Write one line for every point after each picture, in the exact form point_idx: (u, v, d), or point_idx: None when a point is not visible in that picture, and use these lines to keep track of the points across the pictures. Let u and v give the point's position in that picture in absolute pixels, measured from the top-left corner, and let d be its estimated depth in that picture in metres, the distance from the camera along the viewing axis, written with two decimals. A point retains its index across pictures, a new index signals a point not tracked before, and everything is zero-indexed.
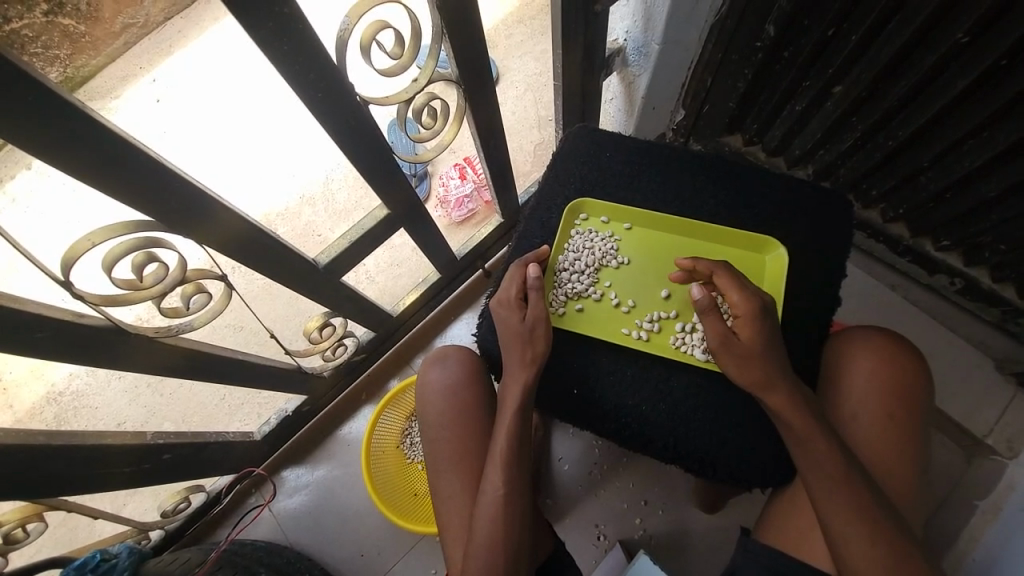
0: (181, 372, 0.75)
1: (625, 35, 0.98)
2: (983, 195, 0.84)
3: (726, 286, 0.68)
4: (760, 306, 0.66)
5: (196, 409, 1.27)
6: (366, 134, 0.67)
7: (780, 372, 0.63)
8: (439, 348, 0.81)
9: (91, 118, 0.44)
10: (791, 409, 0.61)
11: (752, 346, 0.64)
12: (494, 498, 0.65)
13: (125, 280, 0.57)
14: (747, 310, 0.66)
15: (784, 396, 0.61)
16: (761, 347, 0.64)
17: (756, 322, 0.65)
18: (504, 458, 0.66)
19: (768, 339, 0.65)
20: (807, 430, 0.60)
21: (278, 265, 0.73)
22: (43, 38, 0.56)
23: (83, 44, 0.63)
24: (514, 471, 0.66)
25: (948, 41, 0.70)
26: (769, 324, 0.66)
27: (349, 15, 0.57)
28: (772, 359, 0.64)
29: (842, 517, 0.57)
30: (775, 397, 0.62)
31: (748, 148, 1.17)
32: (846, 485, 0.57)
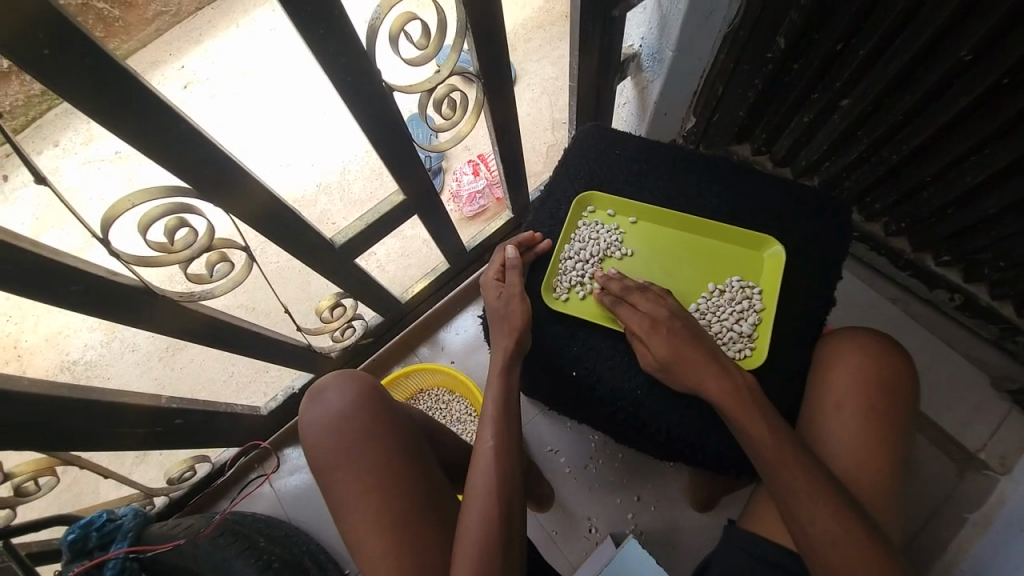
0: (199, 338, 0.78)
1: (641, 41, 1.02)
2: (984, 212, 0.86)
3: (625, 310, 0.73)
4: (648, 324, 0.70)
5: (205, 385, 1.31)
6: (390, 120, 0.71)
7: (702, 367, 0.66)
8: (312, 386, 0.75)
9: (134, 79, 0.47)
10: (724, 388, 0.64)
11: (669, 356, 0.67)
12: (488, 449, 0.62)
13: (157, 243, 0.61)
14: (641, 331, 0.70)
15: (720, 377, 0.65)
16: (671, 361, 0.67)
17: (657, 331, 0.69)
18: (495, 412, 0.66)
19: (680, 349, 0.67)
20: (752, 406, 0.62)
21: (298, 241, 0.77)
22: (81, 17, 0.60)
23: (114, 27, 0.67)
24: (501, 425, 0.65)
25: (952, 58, 0.73)
26: (675, 327, 0.69)
27: (381, 6, 0.60)
28: (688, 367, 0.66)
29: (794, 492, 0.56)
30: (709, 380, 0.65)
31: (755, 157, 1.20)
32: (798, 461, 0.57)
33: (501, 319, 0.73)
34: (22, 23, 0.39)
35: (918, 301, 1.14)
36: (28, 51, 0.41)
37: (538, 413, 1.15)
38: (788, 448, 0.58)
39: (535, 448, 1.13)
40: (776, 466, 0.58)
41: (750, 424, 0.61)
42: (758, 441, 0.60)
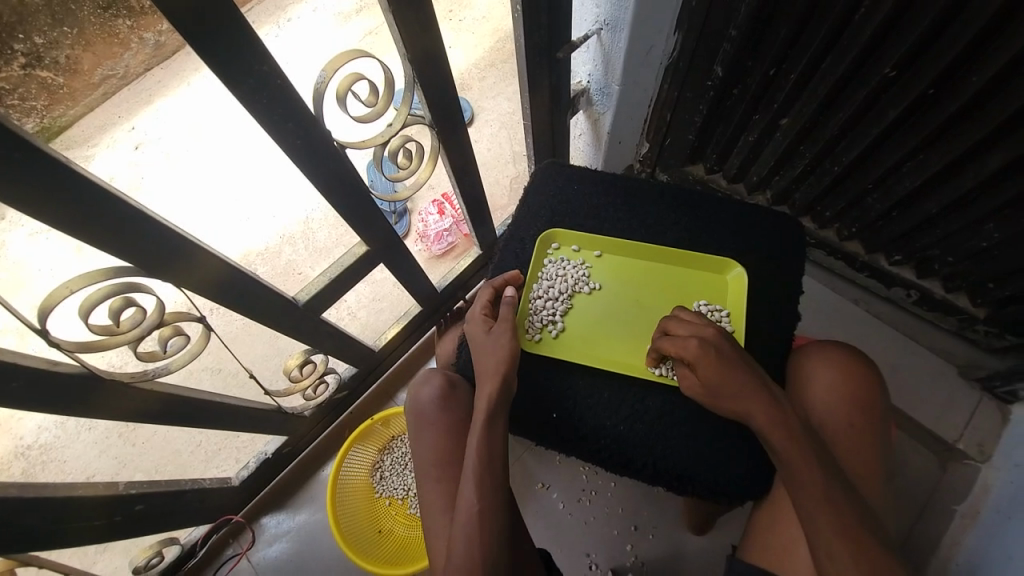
0: (156, 417, 0.73)
1: (588, 77, 1.06)
2: (926, 211, 0.91)
3: (665, 345, 0.71)
4: (698, 346, 0.68)
5: (171, 458, 1.24)
6: (345, 178, 0.71)
7: (756, 398, 0.64)
8: (427, 370, 0.79)
9: (58, 160, 0.44)
10: (776, 419, 0.62)
11: (719, 387, 0.66)
12: (469, 515, 0.61)
13: (100, 326, 0.57)
14: (693, 356, 0.68)
15: (771, 405, 0.63)
16: (727, 384, 0.65)
17: (707, 363, 0.67)
18: (475, 472, 0.63)
19: (733, 371, 0.66)
20: (790, 437, 0.61)
21: (256, 304, 0.73)
22: (23, 91, 0.60)
23: (60, 95, 0.66)
24: (489, 484, 0.63)
25: (877, 75, 0.77)
26: (725, 358, 0.67)
27: (325, 69, 0.60)
28: (750, 385, 0.65)
29: (826, 528, 0.57)
30: (757, 409, 0.64)
31: (710, 176, 1.24)
32: (828, 493, 0.58)
33: (483, 360, 0.70)
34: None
35: (878, 299, 1.19)
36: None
37: (525, 451, 1.12)
38: (820, 480, 0.59)
39: (526, 487, 1.09)
40: (810, 501, 0.58)
41: (796, 457, 0.60)
42: (796, 475, 0.60)
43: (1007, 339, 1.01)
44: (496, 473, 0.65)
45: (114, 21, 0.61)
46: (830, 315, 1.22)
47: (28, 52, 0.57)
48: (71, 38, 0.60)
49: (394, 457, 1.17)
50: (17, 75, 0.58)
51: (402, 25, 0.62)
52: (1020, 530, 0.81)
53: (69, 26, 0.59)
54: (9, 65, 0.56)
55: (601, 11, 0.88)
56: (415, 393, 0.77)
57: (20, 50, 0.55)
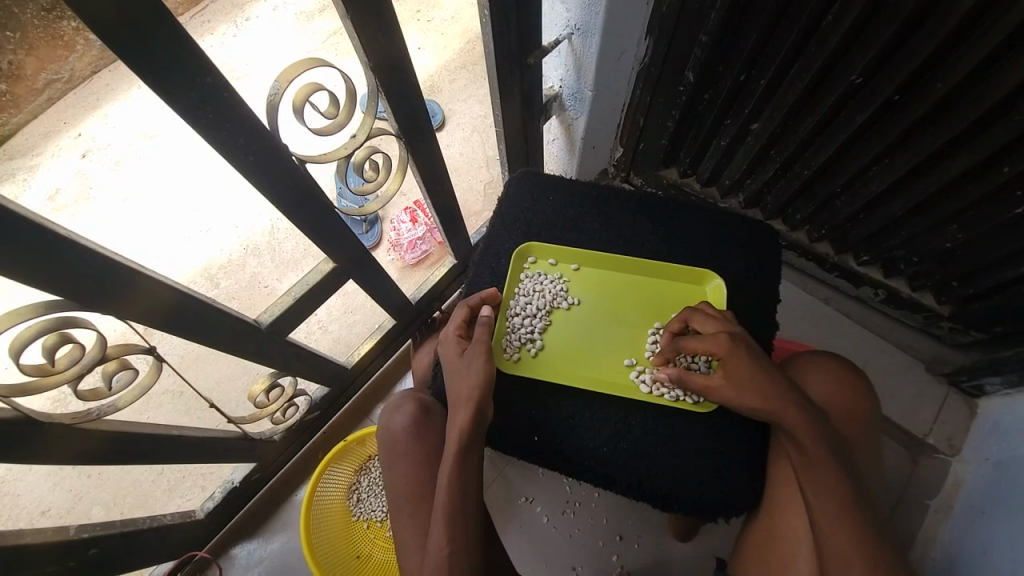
0: (107, 457, 0.68)
1: (560, 82, 1.04)
2: (893, 214, 0.93)
3: (688, 340, 0.72)
4: (726, 340, 0.69)
5: (130, 489, 1.16)
6: (306, 195, 0.66)
7: (779, 400, 0.64)
8: (398, 394, 0.75)
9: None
10: (803, 417, 0.63)
11: (743, 385, 0.65)
12: (438, 560, 0.59)
13: (33, 366, 0.52)
14: (722, 348, 0.68)
15: (795, 406, 0.64)
16: (757, 376, 0.65)
17: (733, 358, 0.67)
18: (444, 513, 0.61)
19: (762, 364, 0.67)
20: (812, 437, 0.62)
21: (213, 330, 0.68)
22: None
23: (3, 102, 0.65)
24: (459, 522, 0.61)
25: (844, 82, 0.78)
26: (747, 355, 0.67)
27: (279, 80, 0.55)
28: (770, 383, 0.65)
29: (837, 528, 0.59)
30: (789, 405, 0.64)
31: (684, 180, 1.25)
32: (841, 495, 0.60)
33: (457, 387, 0.67)
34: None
35: (848, 298, 1.22)
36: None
37: (506, 465, 1.10)
38: (836, 483, 0.60)
39: (509, 502, 1.07)
40: (826, 503, 0.60)
41: (811, 444, 0.62)
42: (817, 477, 0.61)
43: (971, 335, 1.05)
44: (466, 510, 0.62)
45: (59, 22, 0.55)
46: (803, 316, 1.25)
47: None
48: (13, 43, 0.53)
49: (371, 477, 1.13)
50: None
51: (363, 32, 0.58)
52: (989, 524, 0.84)
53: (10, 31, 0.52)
54: None
55: (571, 15, 0.86)
56: (387, 420, 0.74)
57: None
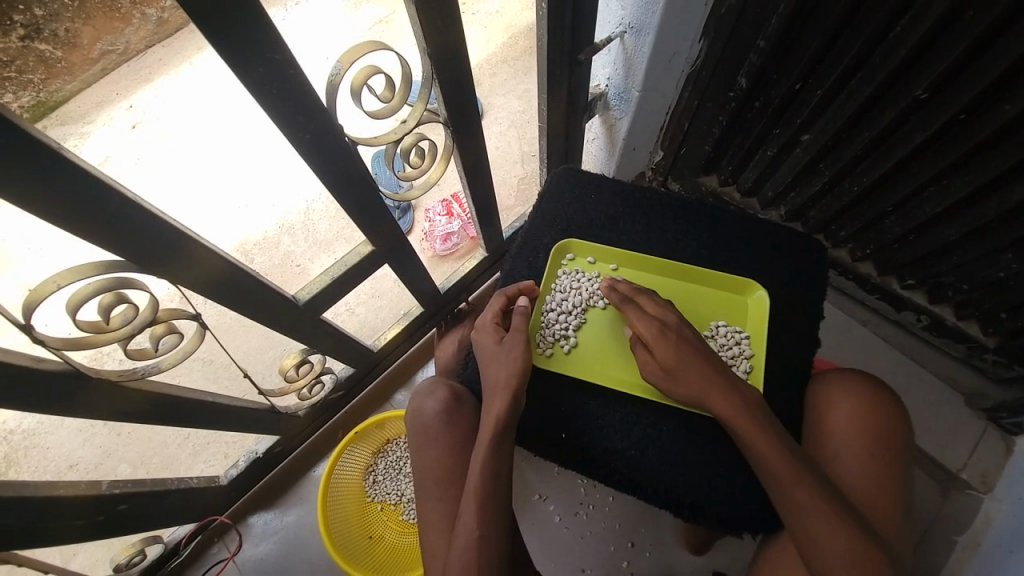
0: (145, 417, 0.70)
1: (607, 81, 1.03)
2: (946, 238, 0.89)
3: (631, 316, 0.75)
4: (659, 327, 0.72)
5: (157, 450, 1.21)
6: (353, 176, 0.67)
7: (710, 385, 0.68)
8: (430, 379, 0.76)
9: (43, 142, 0.40)
10: (767, 437, 0.62)
11: (671, 367, 0.69)
12: (468, 543, 0.60)
13: (89, 322, 0.54)
14: (652, 333, 0.72)
15: (728, 398, 0.66)
16: (685, 362, 0.69)
17: (662, 342, 0.71)
18: (475, 497, 0.61)
19: (692, 350, 0.70)
20: (783, 463, 0.61)
21: (254, 301, 0.70)
22: (19, 62, 0.58)
23: (56, 69, 0.64)
24: (489, 509, 0.61)
25: (908, 97, 0.75)
26: (679, 338, 0.71)
27: (341, 61, 0.56)
28: (709, 367, 0.69)
29: (828, 553, 0.57)
30: (747, 424, 0.64)
31: (723, 189, 1.22)
32: (831, 521, 0.58)
33: (494, 374, 0.68)
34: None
35: (887, 322, 1.18)
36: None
37: (523, 461, 1.09)
38: (823, 508, 0.58)
39: (522, 497, 1.07)
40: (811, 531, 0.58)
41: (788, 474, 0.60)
42: (796, 503, 0.59)
43: (1015, 370, 1.00)
44: (497, 499, 0.62)
45: None
46: (838, 337, 1.21)
47: (26, 24, 0.54)
48: (72, 12, 0.58)
49: (388, 460, 1.14)
50: (13, 47, 0.56)
51: (424, 17, 0.58)
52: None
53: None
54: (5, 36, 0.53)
55: (626, 13, 0.85)
56: (417, 405, 0.74)
57: (18, 21, 0.53)
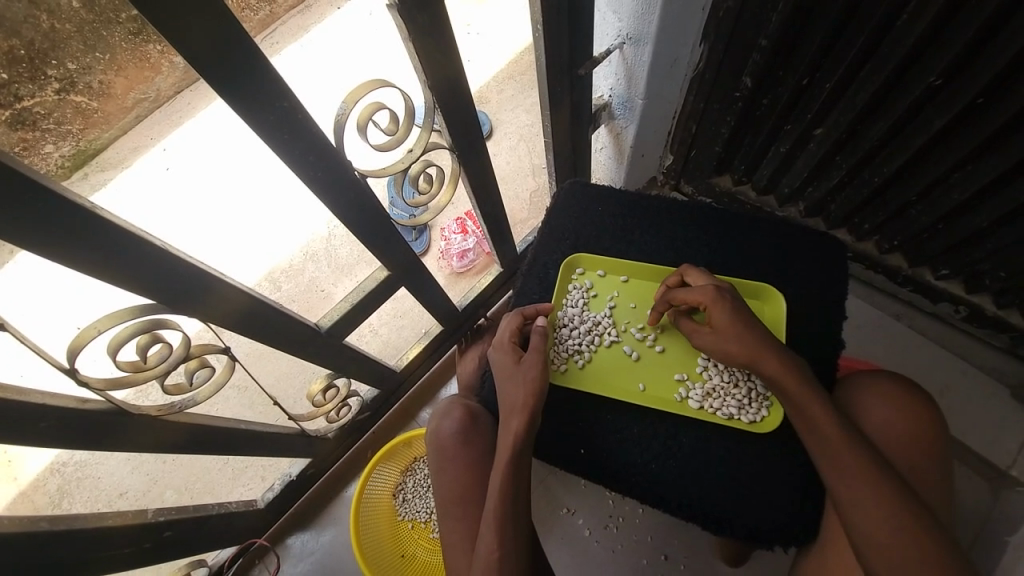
0: (183, 448, 0.74)
1: (610, 91, 1.03)
2: (977, 225, 0.85)
3: (680, 292, 0.73)
4: (715, 294, 0.71)
5: (198, 477, 1.28)
6: (366, 206, 0.70)
7: (762, 343, 0.67)
8: (447, 399, 0.78)
9: (79, 205, 0.44)
10: (830, 419, 0.62)
11: (728, 332, 0.68)
12: (489, 563, 0.60)
13: (128, 362, 0.57)
14: (709, 298, 0.71)
15: (778, 360, 0.65)
16: (736, 326, 0.68)
17: (718, 307, 0.70)
18: (495, 518, 0.62)
19: (744, 315, 0.69)
20: (845, 445, 0.61)
21: (279, 333, 0.73)
22: (55, 116, 0.75)
23: (97, 119, 0.91)
24: (510, 528, 0.62)
25: (921, 84, 0.73)
26: (735, 307, 0.70)
27: (345, 102, 0.59)
28: (758, 336, 0.68)
29: (877, 519, 0.57)
30: (812, 405, 0.63)
31: (738, 188, 1.20)
32: (875, 483, 0.58)
33: (512, 393, 0.68)
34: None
35: (922, 315, 1.13)
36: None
37: (549, 476, 1.09)
38: (873, 476, 0.58)
39: (551, 513, 1.06)
40: (866, 503, 0.57)
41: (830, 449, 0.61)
42: (847, 476, 0.59)
43: None
44: (517, 516, 0.63)
45: (143, 45, 0.73)
46: (874, 335, 1.15)
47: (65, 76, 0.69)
48: (101, 66, 0.72)
49: (417, 479, 1.16)
50: (49, 100, 0.70)
51: (423, 53, 0.61)
52: None
53: (102, 54, 0.69)
54: (44, 88, 0.65)
55: (623, 25, 0.85)
56: (436, 425, 0.76)
57: (51, 75, 0.64)
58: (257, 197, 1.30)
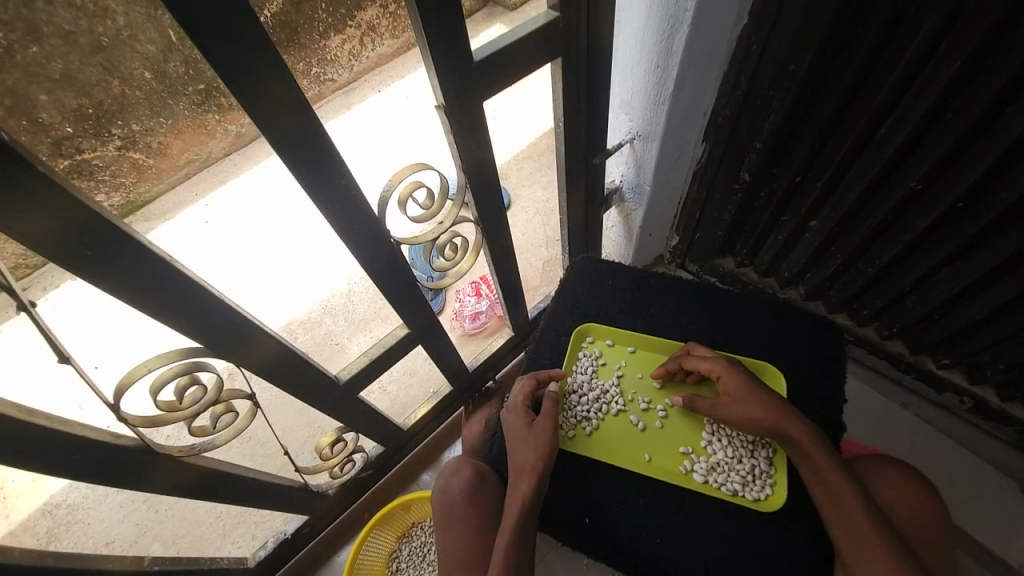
0: (193, 492, 0.75)
1: (621, 178, 1.13)
2: (971, 317, 0.89)
3: (692, 361, 0.78)
4: (724, 363, 0.75)
5: (188, 529, 1.24)
6: (397, 269, 0.77)
7: (783, 408, 0.69)
8: (457, 457, 0.80)
9: (161, 257, 0.49)
10: (847, 491, 0.64)
11: (743, 396, 0.72)
12: None
13: (166, 401, 0.61)
14: (719, 367, 0.75)
15: (798, 424, 0.68)
16: (750, 393, 0.71)
17: (732, 375, 0.74)
18: None
19: (756, 383, 0.72)
20: (862, 518, 0.62)
21: (303, 383, 0.77)
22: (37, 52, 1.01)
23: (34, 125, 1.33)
24: None
25: (904, 187, 0.81)
26: (748, 375, 0.74)
27: (392, 180, 0.68)
28: (774, 403, 0.70)
29: None
30: (828, 474, 0.65)
31: (741, 270, 1.26)
32: (892, 561, 0.59)
33: (523, 456, 0.70)
34: (63, 226, 0.42)
35: (929, 404, 1.13)
36: (71, 249, 0.44)
37: (551, 552, 1.05)
38: (888, 553, 0.59)
39: None
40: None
41: (849, 519, 0.62)
42: (866, 550, 0.60)
43: None
44: None
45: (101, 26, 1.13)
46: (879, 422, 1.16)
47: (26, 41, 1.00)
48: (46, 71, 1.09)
49: (412, 546, 1.13)
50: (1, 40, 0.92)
51: (461, 143, 0.71)
52: None
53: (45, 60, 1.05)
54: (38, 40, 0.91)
55: (634, 124, 0.97)
56: (444, 482, 0.78)
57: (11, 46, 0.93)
58: (296, 257, 1.57)
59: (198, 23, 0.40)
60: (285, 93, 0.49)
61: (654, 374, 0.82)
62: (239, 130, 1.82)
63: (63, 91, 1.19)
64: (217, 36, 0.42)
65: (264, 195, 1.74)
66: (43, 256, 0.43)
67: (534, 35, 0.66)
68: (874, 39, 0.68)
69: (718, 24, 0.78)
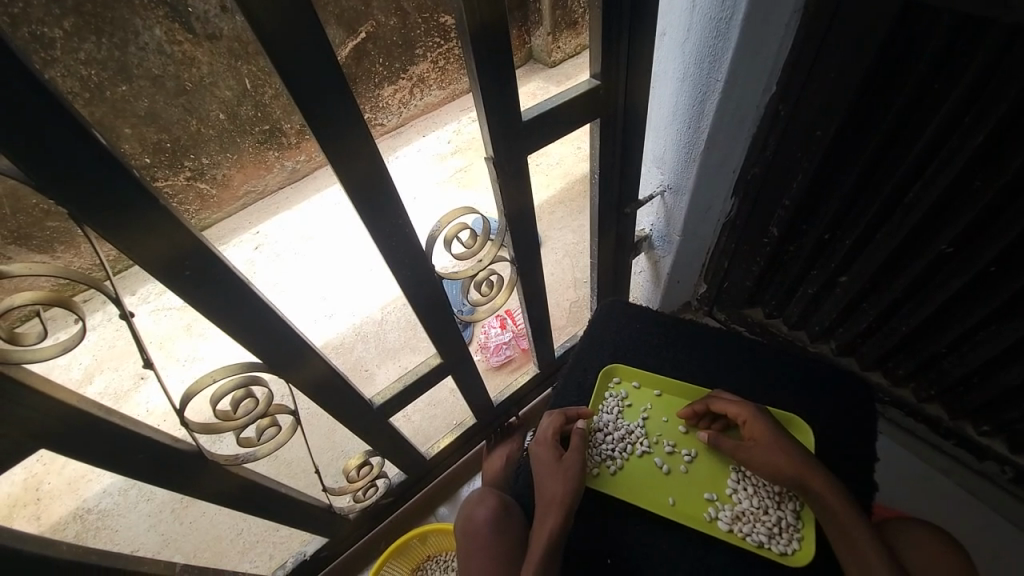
0: (231, 501, 0.79)
1: (651, 226, 1.17)
2: (1010, 383, 0.87)
3: (720, 403, 0.79)
4: (749, 409, 0.76)
5: (208, 544, 1.26)
6: (436, 301, 0.82)
7: (810, 461, 0.69)
8: (482, 488, 0.82)
9: (243, 282, 0.56)
10: (878, 553, 0.62)
11: (769, 444, 0.72)
12: None
13: (223, 411, 0.67)
14: (744, 413, 0.76)
15: (826, 479, 0.68)
16: (777, 441, 0.71)
17: (759, 422, 0.74)
18: None
19: (783, 433, 0.73)
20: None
21: (342, 403, 0.82)
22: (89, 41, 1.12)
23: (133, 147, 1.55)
24: None
25: (934, 250, 0.82)
26: (774, 422, 0.74)
27: (441, 220, 0.75)
28: (801, 456, 0.70)
29: None
30: (857, 534, 0.64)
31: (770, 321, 1.27)
32: None
33: (548, 490, 0.72)
34: (173, 252, 0.49)
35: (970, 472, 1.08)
36: (172, 272, 0.51)
37: None
38: None
39: None
40: None
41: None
42: None
43: None
44: None
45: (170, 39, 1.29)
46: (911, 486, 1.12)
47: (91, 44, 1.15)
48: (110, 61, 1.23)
49: None
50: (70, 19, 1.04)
51: (505, 190, 0.78)
52: None
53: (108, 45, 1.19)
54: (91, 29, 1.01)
55: (665, 177, 1.02)
56: (469, 512, 0.80)
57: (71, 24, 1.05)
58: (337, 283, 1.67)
59: (302, 87, 0.48)
60: (362, 146, 0.56)
61: (681, 414, 0.83)
62: (295, 166, 1.98)
63: (146, 125, 1.54)
64: (315, 96, 0.49)
65: (314, 226, 1.86)
66: (152, 275, 0.50)
67: (577, 99, 0.74)
68: (898, 111, 0.73)
69: (747, 93, 0.85)
